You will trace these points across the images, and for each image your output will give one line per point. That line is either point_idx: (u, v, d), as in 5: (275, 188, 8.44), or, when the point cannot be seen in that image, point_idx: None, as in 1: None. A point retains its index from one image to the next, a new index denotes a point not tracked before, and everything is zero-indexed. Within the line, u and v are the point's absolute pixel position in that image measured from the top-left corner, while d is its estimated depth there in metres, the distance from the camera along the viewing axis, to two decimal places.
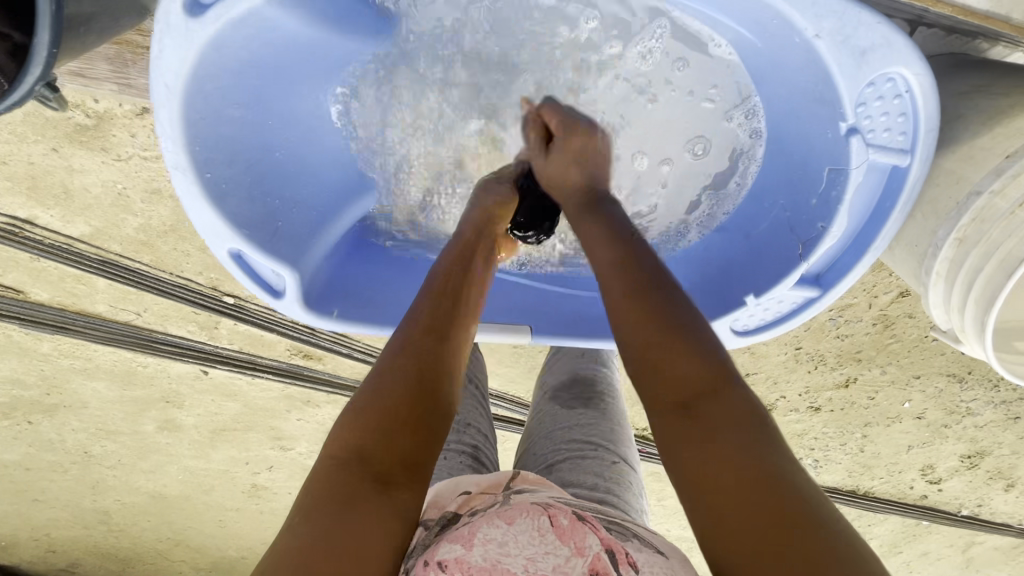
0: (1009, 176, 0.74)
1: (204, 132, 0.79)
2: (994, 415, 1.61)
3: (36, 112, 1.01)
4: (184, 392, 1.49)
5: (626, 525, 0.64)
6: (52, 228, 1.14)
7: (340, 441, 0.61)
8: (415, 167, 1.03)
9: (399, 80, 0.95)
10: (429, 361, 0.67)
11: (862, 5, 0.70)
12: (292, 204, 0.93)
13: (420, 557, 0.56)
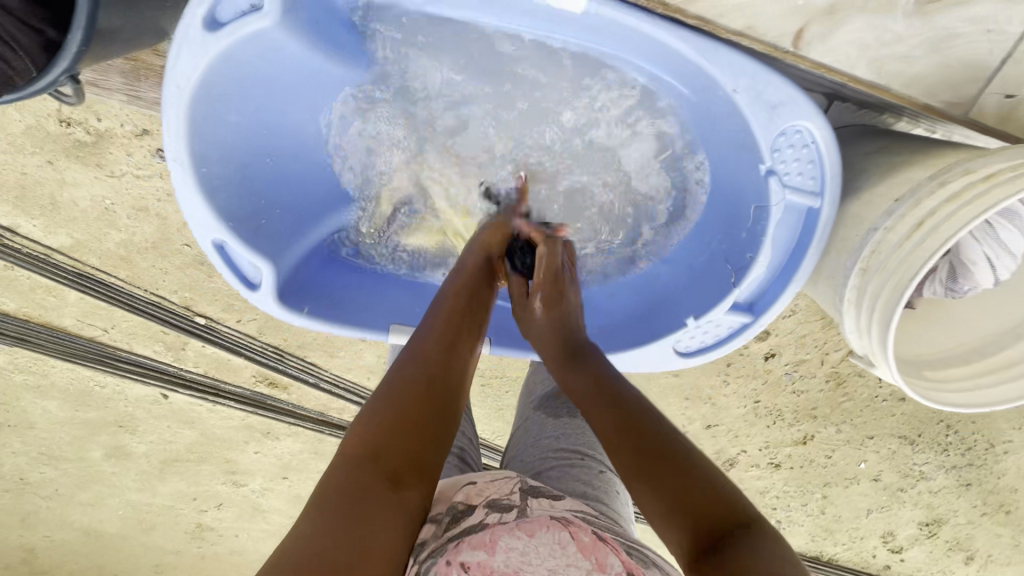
0: (898, 216, 0.78)
1: (205, 132, 0.86)
2: (947, 481, 1.65)
3: (39, 126, 1.05)
4: (139, 416, 1.45)
5: (646, 552, 0.62)
6: (31, 238, 1.16)
7: (357, 439, 0.61)
8: (388, 183, 1.07)
9: (380, 106, 1.01)
10: (437, 373, 0.70)
11: (770, 68, 0.78)
12: (277, 207, 0.99)
13: (443, 555, 0.58)
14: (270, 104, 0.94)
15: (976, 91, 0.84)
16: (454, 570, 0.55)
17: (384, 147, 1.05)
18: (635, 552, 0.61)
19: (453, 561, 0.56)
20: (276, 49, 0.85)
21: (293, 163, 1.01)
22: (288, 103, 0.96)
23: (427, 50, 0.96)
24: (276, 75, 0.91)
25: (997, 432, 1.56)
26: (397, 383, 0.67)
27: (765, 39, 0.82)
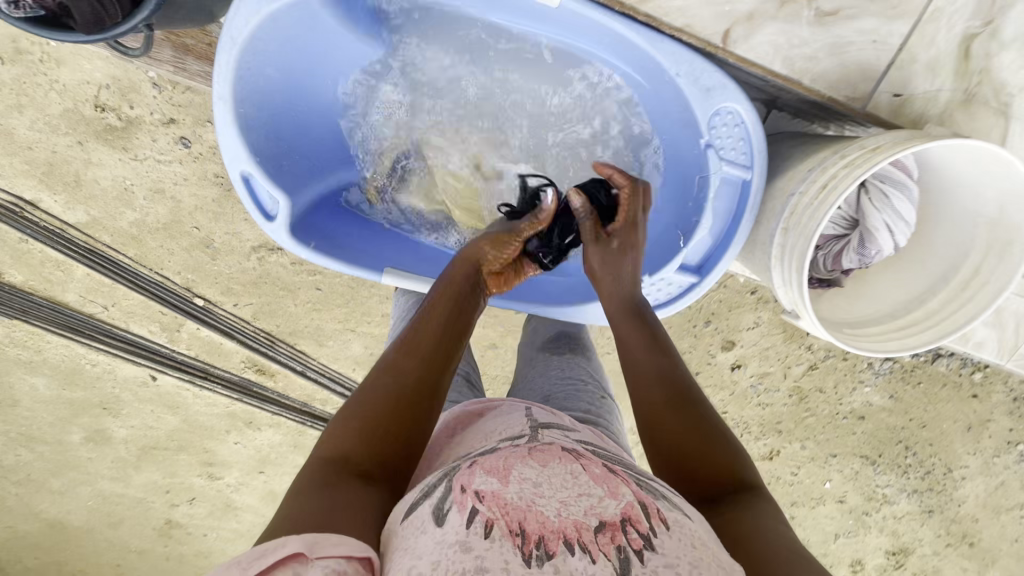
0: (812, 180, 0.74)
1: (247, 79, 0.84)
2: (910, 507, 1.70)
3: (74, 110, 1.15)
4: (125, 398, 1.48)
5: (654, 485, 0.57)
6: (50, 213, 1.24)
7: (332, 441, 0.64)
8: (389, 136, 1.01)
9: (405, 69, 0.98)
10: (407, 376, 0.69)
11: (703, 57, 0.79)
12: (296, 154, 0.96)
13: (455, 480, 0.55)
14: (310, 58, 0.91)
15: (872, 91, 0.80)
16: (467, 498, 0.51)
17: (398, 105, 0.99)
18: (645, 482, 0.57)
19: (466, 488, 0.52)
20: (317, 16, 0.84)
21: (316, 124, 0.98)
22: (325, 63, 0.93)
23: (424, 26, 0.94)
24: (318, 40, 0.89)
25: (955, 458, 1.63)
26: (365, 398, 0.67)
27: (698, 30, 0.80)
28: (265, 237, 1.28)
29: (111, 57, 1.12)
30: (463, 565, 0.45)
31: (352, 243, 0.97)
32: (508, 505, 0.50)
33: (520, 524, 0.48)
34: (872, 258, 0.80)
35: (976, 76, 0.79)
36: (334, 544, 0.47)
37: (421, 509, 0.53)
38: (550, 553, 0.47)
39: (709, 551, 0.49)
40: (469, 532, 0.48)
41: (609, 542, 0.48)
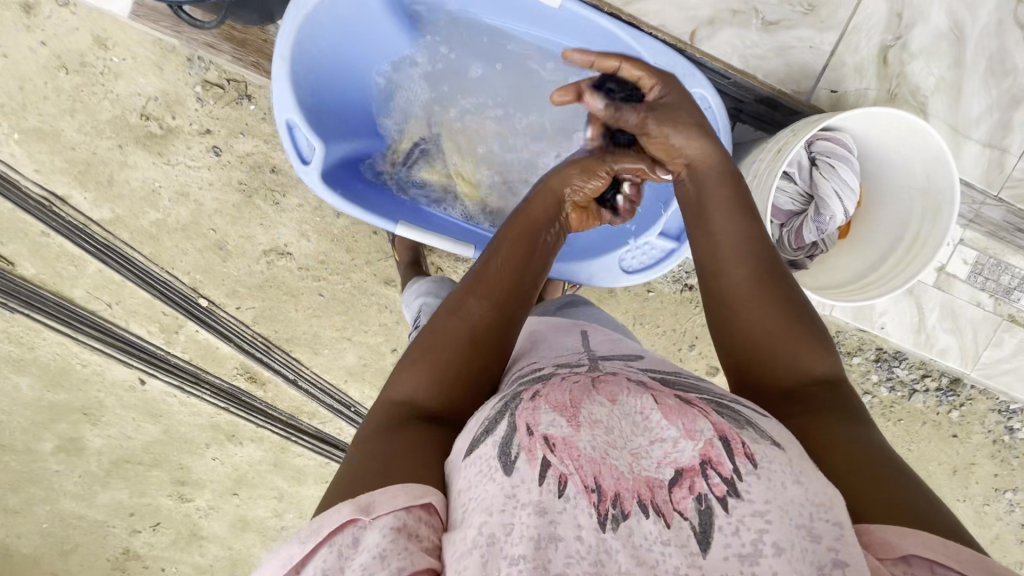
0: (774, 149, 0.80)
1: (306, 43, 0.86)
2: None
3: (121, 116, 1.28)
4: (109, 404, 1.45)
5: (736, 406, 0.55)
6: (77, 208, 1.32)
7: (397, 385, 0.63)
8: (416, 113, 1.02)
9: (434, 56, 1.01)
10: (480, 321, 0.65)
11: (667, 45, 0.85)
12: (334, 116, 0.95)
13: (521, 418, 0.54)
14: (355, 35, 0.93)
15: (812, 86, 0.88)
16: (537, 446, 0.51)
17: (425, 89, 1.02)
18: (725, 409, 0.55)
19: (535, 432, 0.52)
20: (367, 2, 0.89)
21: (357, 92, 0.99)
22: (370, 41, 0.97)
23: (455, 17, 0.99)
24: (364, 18, 0.92)
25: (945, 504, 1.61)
26: (431, 342, 0.64)
27: (670, 29, 0.87)
28: (276, 241, 1.35)
29: (164, 73, 1.27)
30: (538, 528, 0.47)
31: (371, 199, 0.96)
32: (581, 458, 0.51)
33: (595, 481, 0.50)
34: (829, 227, 0.84)
35: (894, 79, 0.89)
36: (389, 499, 0.49)
37: (483, 449, 0.53)
38: (625, 513, 0.49)
39: (801, 487, 0.49)
40: (544, 489, 0.49)
41: (686, 494, 0.49)
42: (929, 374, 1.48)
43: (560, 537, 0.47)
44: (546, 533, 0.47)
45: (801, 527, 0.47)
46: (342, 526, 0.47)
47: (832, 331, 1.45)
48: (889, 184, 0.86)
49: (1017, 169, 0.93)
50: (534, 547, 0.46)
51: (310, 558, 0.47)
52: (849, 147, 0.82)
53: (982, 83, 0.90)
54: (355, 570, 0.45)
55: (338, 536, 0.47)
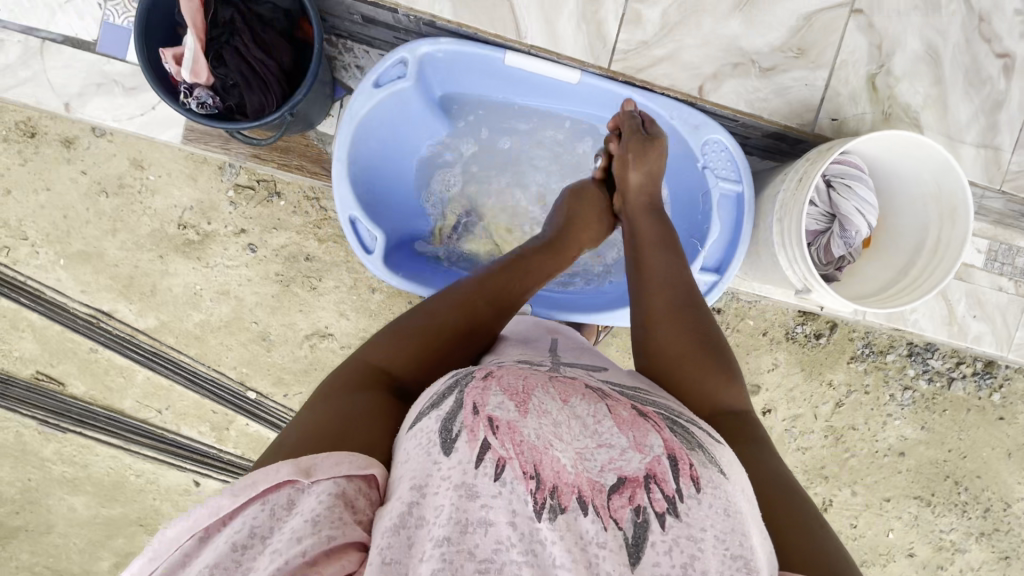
0: (797, 176, 0.86)
1: (359, 146, 0.91)
2: (984, 553, 1.61)
3: (160, 229, 1.35)
4: (164, 512, 1.45)
5: (690, 430, 0.61)
6: (124, 321, 1.37)
7: (375, 351, 0.71)
8: (454, 192, 1.07)
9: (466, 139, 1.06)
10: (477, 318, 0.78)
11: (683, 103, 0.93)
12: (385, 206, 1.01)
13: (469, 396, 0.58)
14: (396, 132, 0.98)
15: (814, 118, 0.96)
16: (480, 424, 0.55)
17: (461, 170, 1.07)
18: (678, 429, 0.60)
19: (480, 411, 0.56)
20: (407, 102, 0.93)
21: (395, 179, 1.03)
22: (409, 132, 1.01)
23: (482, 101, 1.04)
24: (403, 114, 0.96)
25: (1008, 490, 1.59)
26: (422, 324, 0.74)
27: (680, 87, 0.95)
28: (317, 325, 1.40)
29: (197, 183, 1.34)
30: (469, 512, 0.50)
31: (428, 277, 0.98)
32: (521, 444, 0.54)
33: (534, 469, 0.53)
34: (856, 240, 0.91)
35: (886, 100, 0.96)
36: (331, 465, 0.52)
37: (427, 422, 0.57)
38: (561, 506, 0.51)
39: (732, 518, 0.52)
40: (480, 471, 0.52)
41: (625, 502, 0.53)
42: (963, 360, 1.52)
43: (491, 523, 0.50)
44: (477, 517, 0.50)
45: (732, 554, 0.50)
46: (281, 485, 0.51)
47: (861, 333, 1.49)
48: (901, 194, 0.92)
49: (1013, 162, 0.99)
50: (461, 530, 0.49)
51: (240, 511, 0.49)
52: (858, 167, 0.90)
53: (967, 90, 0.97)
54: (285, 531, 0.48)
55: (276, 496, 0.50)
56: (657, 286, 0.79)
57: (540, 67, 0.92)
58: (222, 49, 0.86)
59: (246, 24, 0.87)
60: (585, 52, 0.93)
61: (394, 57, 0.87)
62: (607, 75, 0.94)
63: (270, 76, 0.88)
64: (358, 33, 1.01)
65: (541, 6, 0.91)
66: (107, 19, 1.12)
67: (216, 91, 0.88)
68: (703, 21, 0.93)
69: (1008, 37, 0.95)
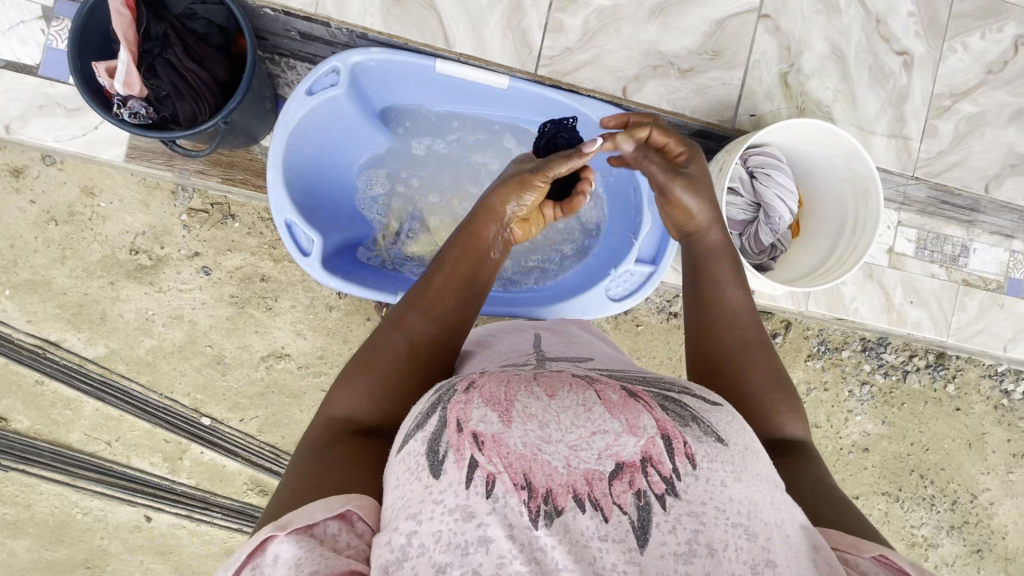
0: (717, 168, 0.90)
1: (293, 153, 0.93)
2: (957, 548, 1.61)
3: (110, 255, 1.34)
4: (113, 552, 1.38)
5: (683, 402, 0.58)
6: (71, 350, 1.34)
7: (337, 401, 0.68)
8: (392, 198, 1.10)
9: (403, 145, 1.09)
10: (419, 339, 0.72)
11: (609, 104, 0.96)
12: (329, 214, 1.03)
13: (452, 413, 0.56)
14: (332, 140, 1.01)
15: (733, 115, 1.01)
16: (466, 442, 0.53)
17: (395, 172, 1.10)
18: (671, 404, 0.58)
19: (463, 429, 0.54)
20: (342, 110, 0.96)
21: (336, 188, 1.06)
22: (347, 141, 1.04)
23: (417, 109, 1.08)
24: (339, 122, 0.99)
25: (973, 481, 1.61)
26: (371, 357, 0.70)
27: (605, 90, 1.00)
28: (273, 346, 1.38)
29: (150, 208, 1.34)
30: (465, 534, 0.49)
31: (370, 280, 0.99)
32: (510, 456, 0.52)
33: (525, 479, 0.52)
34: (781, 226, 0.95)
35: (798, 97, 1.02)
36: (305, 514, 0.52)
37: (414, 444, 0.55)
38: (558, 509, 0.50)
39: (740, 483, 0.53)
40: (472, 490, 0.51)
41: (626, 488, 0.52)
42: (915, 353, 1.56)
43: (491, 540, 0.49)
44: (476, 537, 0.49)
45: (739, 524, 0.51)
46: (262, 546, 0.50)
47: (816, 330, 1.53)
48: (815, 180, 0.98)
49: (922, 151, 1.05)
50: (460, 553, 0.48)
51: None
52: (777, 157, 0.94)
53: (872, 85, 1.04)
54: None
55: (260, 556, 0.50)
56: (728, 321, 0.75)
57: (471, 74, 0.96)
58: (155, 61, 0.89)
59: (178, 37, 0.90)
60: (513, 59, 0.98)
61: (327, 66, 0.90)
62: (534, 80, 0.99)
63: (202, 87, 0.91)
64: (299, 50, 1.05)
65: (466, 16, 0.96)
66: (50, 45, 1.14)
67: (150, 102, 0.90)
68: (622, 28, 0.99)
69: (904, 37, 1.03)
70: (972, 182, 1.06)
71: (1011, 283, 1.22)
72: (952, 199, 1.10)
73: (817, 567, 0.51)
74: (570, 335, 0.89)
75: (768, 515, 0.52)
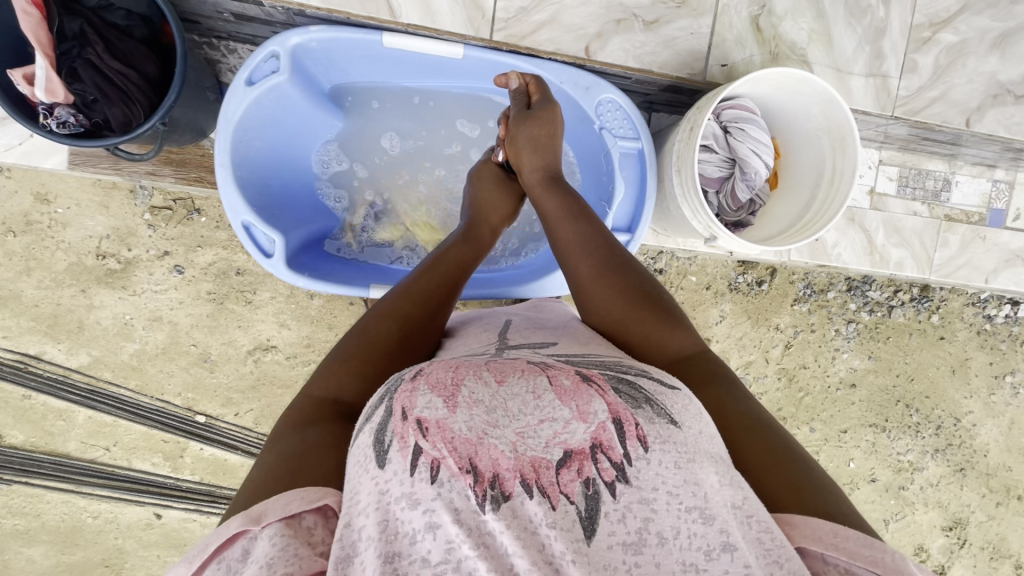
0: (687, 129, 0.86)
1: (240, 149, 0.88)
2: (941, 469, 1.68)
3: (77, 262, 1.29)
4: (128, 549, 1.41)
5: (637, 385, 0.60)
6: (53, 362, 1.32)
7: (320, 382, 0.68)
8: (360, 187, 1.07)
9: (363, 124, 1.05)
10: (413, 319, 0.77)
11: (570, 66, 0.92)
12: (287, 208, 1.00)
13: (398, 402, 0.55)
14: (287, 128, 0.97)
15: (704, 66, 0.96)
16: (410, 430, 0.52)
17: (365, 163, 1.07)
18: (624, 388, 0.59)
19: (408, 416, 0.52)
20: (289, 98, 0.91)
21: (295, 179, 1.03)
22: (299, 129, 0.99)
23: (378, 90, 1.04)
24: (289, 111, 0.94)
25: (956, 405, 1.66)
26: (364, 340, 0.72)
27: (567, 51, 0.94)
28: (258, 338, 1.37)
29: (110, 210, 1.29)
30: (410, 522, 0.48)
31: (341, 274, 0.97)
32: (454, 440, 0.51)
33: (470, 463, 0.50)
34: (758, 181, 0.94)
35: (771, 41, 0.97)
36: (282, 506, 0.52)
37: (362, 439, 0.54)
38: (506, 494, 0.50)
39: (690, 468, 0.54)
40: (416, 478, 0.50)
41: (575, 474, 0.52)
42: (899, 288, 1.57)
43: (438, 526, 0.48)
44: (423, 524, 0.48)
45: (695, 509, 0.52)
46: (233, 539, 0.51)
47: (801, 275, 1.53)
48: (794, 133, 0.95)
49: (901, 88, 1.01)
50: (406, 543, 0.48)
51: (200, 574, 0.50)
52: (752, 111, 0.91)
53: (848, 22, 0.98)
54: None
55: (228, 549, 0.51)
56: (579, 254, 0.81)
57: (420, 46, 0.90)
58: (75, 63, 0.84)
59: (97, 34, 0.85)
60: (466, 25, 0.92)
61: (264, 51, 0.84)
62: (491, 46, 0.94)
63: (132, 86, 0.87)
64: (235, 32, 0.98)
65: None
66: None
67: (78, 108, 0.85)
68: None
69: None
70: (953, 117, 1.03)
71: (993, 215, 1.20)
72: (932, 135, 1.07)
73: (760, 544, 0.51)
74: (542, 321, 0.87)
75: (723, 500, 0.53)
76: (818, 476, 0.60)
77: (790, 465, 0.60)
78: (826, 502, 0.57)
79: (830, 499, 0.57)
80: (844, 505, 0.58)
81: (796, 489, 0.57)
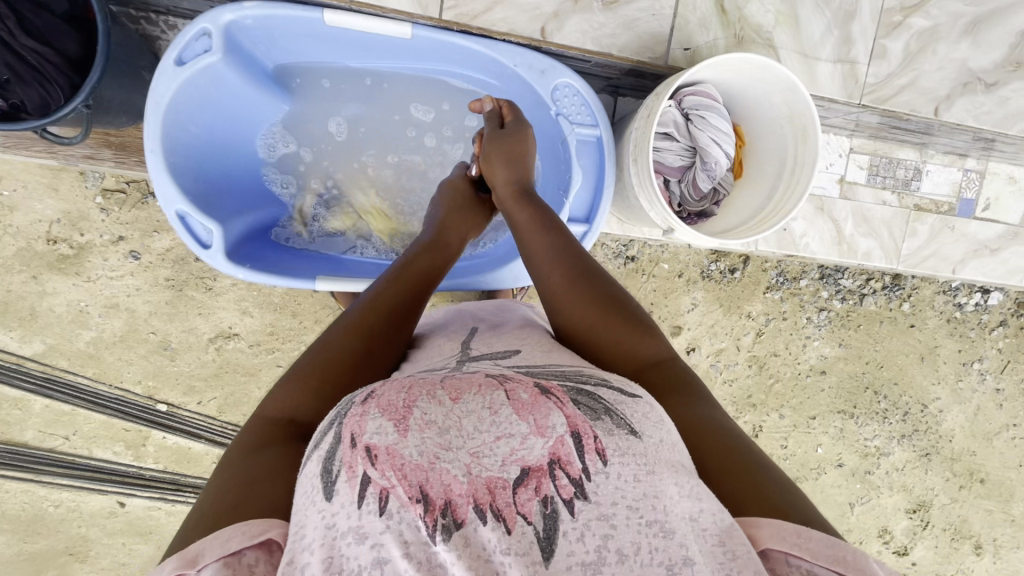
0: (643, 117, 0.84)
1: (172, 134, 0.85)
2: (907, 454, 1.71)
3: (27, 247, 1.25)
4: (93, 538, 1.39)
5: (596, 395, 0.58)
6: (5, 350, 1.28)
7: (278, 400, 0.64)
8: (307, 175, 1.05)
9: (310, 108, 1.03)
10: (377, 335, 0.73)
11: (526, 48, 0.89)
12: (229, 195, 0.97)
13: (348, 427, 0.52)
14: (227, 111, 0.94)
15: (665, 49, 0.96)
16: (358, 459, 0.49)
17: (313, 148, 1.05)
18: (583, 399, 0.57)
19: (356, 444, 0.50)
20: (226, 80, 0.88)
21: (237, 166, 1.00)
22: (241, 112, 0.96)
23: (331, 75, 1.02)
24: (228, 93, 0.91)
25: (924, 392, 1.68)
26: (324, 356, 0.68)
27: (521, 32, 0.93)
28: (220, 326, 1.34)
29: (60, 193, 1.24)
30: (358, 558, 0.46)
31: (285, 262, 0.95)
32: (404, 467, 0.48)
33: (421, 491, 0.48)
34: (718, 172, 0.91)
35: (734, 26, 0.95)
36: (220, 544, 0.49)
37: (311, 468, 0.52)
38: (458, 521, 0.47)
39: (650, 480, 0.52)
40: (365, 510, 0.47)
41: (532, 494, 0.50)
42: (871, 276, 1.57)
43: (387, 560, 0.46)
44: (371, 559, 0.46)
45: (654, 524, 0.49)
46: None
47: (773, 263, 1.52)
48: (758, 121, 0.92)
49: (868, 74, 1.03)
50: None
51: None
52: (713, 98, 0.89)
53: None
54: None
55: None
56: (549, 265, 0.78)
57: (362, 24, 0.87)
58: None
59: (9, 7, 0.82)
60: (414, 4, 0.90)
61: (195, 29, 0.81)
62: (442, 26, 0.92)
63: (49, 66, 0.85)
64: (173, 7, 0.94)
65: None
66: None
67: None
68: None
69: None
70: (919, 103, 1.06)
71: (962, 205, 1.19)
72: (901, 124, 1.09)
73: (717, 557, 0.49)
74: (505, 324, 0.85)
75: (683, 514, 0.51)
76: (780, 475, 0.59)
77: (751, 467, 0.58)
78: (786, 501, 0.55)
79: (791, 500, 0.56)
80: (806, 503, 0.56)
81: (757, 491, 0.56)
